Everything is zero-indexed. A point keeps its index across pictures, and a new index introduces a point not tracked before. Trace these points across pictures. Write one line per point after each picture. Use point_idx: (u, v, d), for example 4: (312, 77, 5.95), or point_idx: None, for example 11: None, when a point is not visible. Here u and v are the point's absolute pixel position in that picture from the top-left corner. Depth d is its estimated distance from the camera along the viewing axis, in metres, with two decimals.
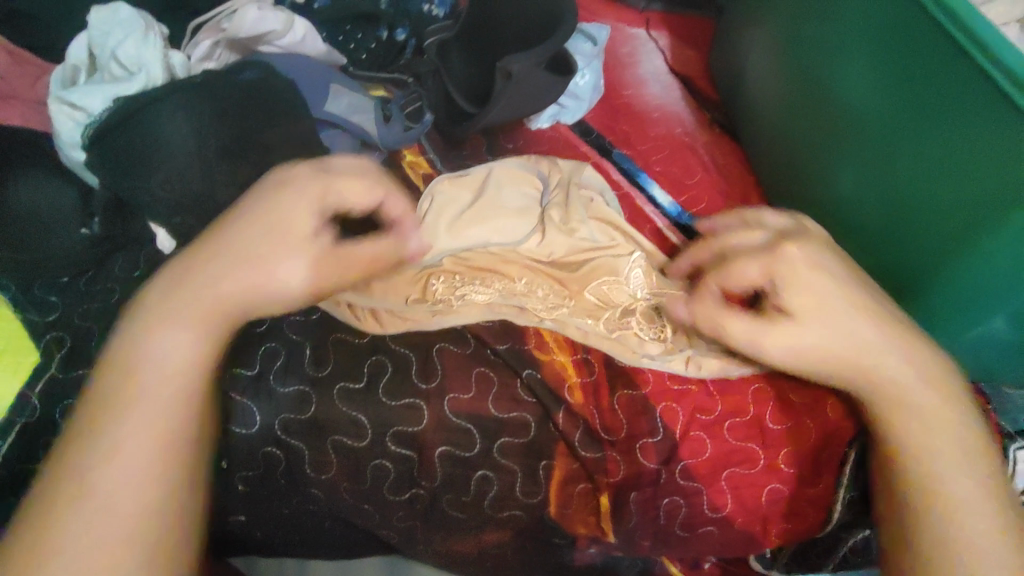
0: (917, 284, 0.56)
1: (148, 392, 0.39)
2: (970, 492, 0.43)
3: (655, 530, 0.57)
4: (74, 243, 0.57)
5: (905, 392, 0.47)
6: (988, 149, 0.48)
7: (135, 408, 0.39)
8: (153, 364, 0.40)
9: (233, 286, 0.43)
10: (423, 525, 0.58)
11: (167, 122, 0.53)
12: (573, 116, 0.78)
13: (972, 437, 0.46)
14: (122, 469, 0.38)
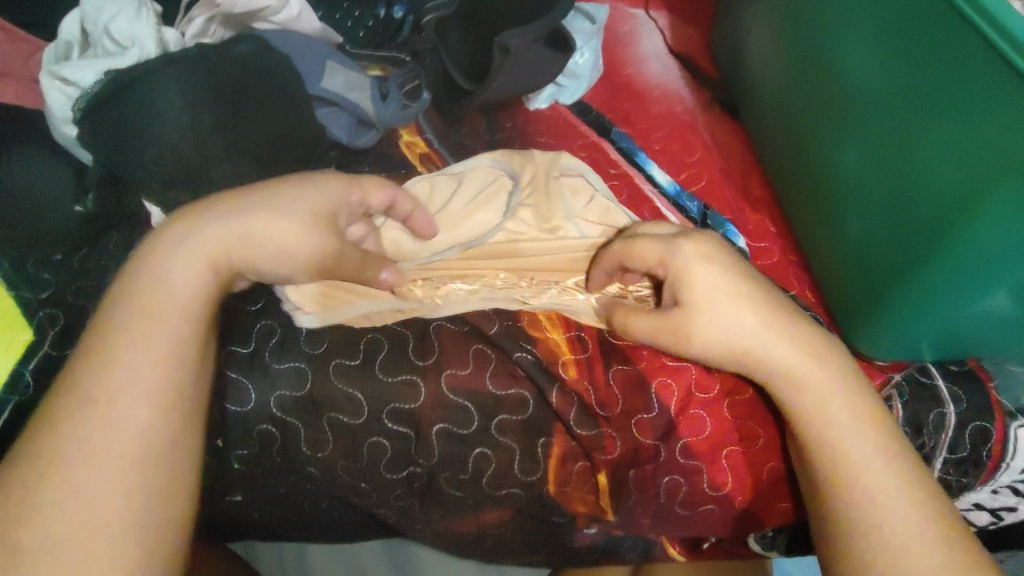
0: (918, 260, 0.55)
1: (155, 314, 0.41)
2: (906, 511, 0.43)
3: (654, 509, 0.57)
4: (66, 220, 0.57)
5: (824, 410, 0.47)
6: (986, 123, 0.48)
7: (133, 326, 0.40)
8: (142, 351, 0.39)
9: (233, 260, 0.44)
10: (421, 503, 0.57)
11: (159, 95, 0.52)
12: (571, 96, 0.77)
13: (881, 458, 0.45)
14: (114, 377, 0.39)
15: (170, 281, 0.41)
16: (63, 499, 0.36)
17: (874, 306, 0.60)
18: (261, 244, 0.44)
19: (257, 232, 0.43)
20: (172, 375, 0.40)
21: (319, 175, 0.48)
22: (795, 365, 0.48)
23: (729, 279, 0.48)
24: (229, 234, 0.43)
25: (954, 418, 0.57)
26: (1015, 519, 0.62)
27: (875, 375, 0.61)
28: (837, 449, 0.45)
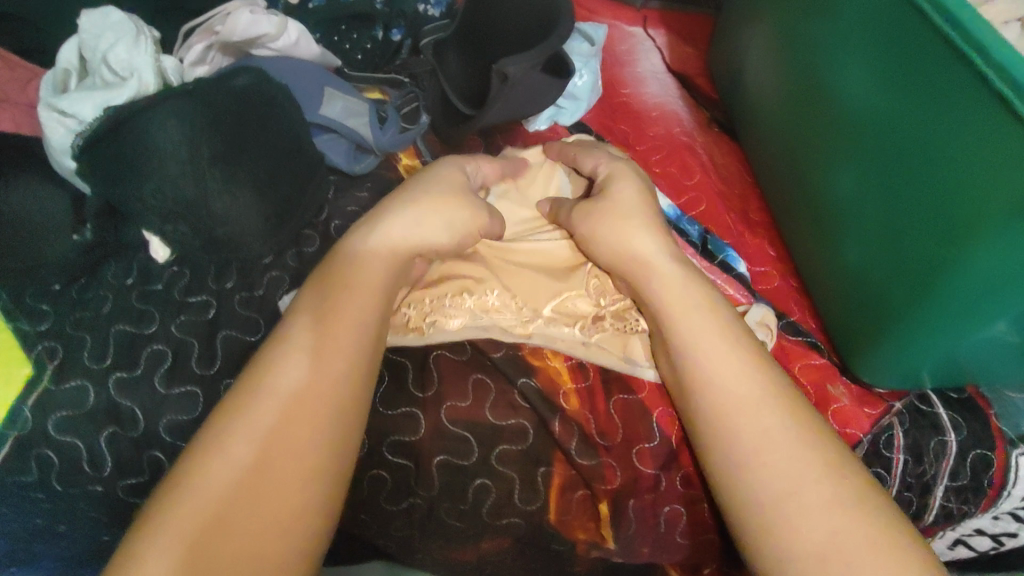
0: (915, 287, 0.55)
1: (329, 313, 0.43)
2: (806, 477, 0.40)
3: (655, 538, 0.56)
4: (66, 249, 0.57)
5: (718, 385, 0.44)
6: (978, 153, 0.48)
7: (320, 326, 0.42)
8: (283, 377, 0.40)
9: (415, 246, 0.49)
10: (420, 535, 0.56)
11: (157, 129, 0.52)
12: (570, 118, 0.77)
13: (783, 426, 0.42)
14: (285, 377, 0.40)
15: (335, 287, 0.45)
16: (193, 509, 0.34)
17: (874, 333, 0.60)
18: (398, 224, 0.48)
19: (386, 228, 0.48)
20: (341, 381, 0.41)
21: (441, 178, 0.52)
22: (691, 340, 0.46)
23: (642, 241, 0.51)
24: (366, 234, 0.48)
25: (955, 446, 0.57)
26: (1015, 544, 0.62)
27: (875, 403, 0.60)
28: (731, 424, 0.42)
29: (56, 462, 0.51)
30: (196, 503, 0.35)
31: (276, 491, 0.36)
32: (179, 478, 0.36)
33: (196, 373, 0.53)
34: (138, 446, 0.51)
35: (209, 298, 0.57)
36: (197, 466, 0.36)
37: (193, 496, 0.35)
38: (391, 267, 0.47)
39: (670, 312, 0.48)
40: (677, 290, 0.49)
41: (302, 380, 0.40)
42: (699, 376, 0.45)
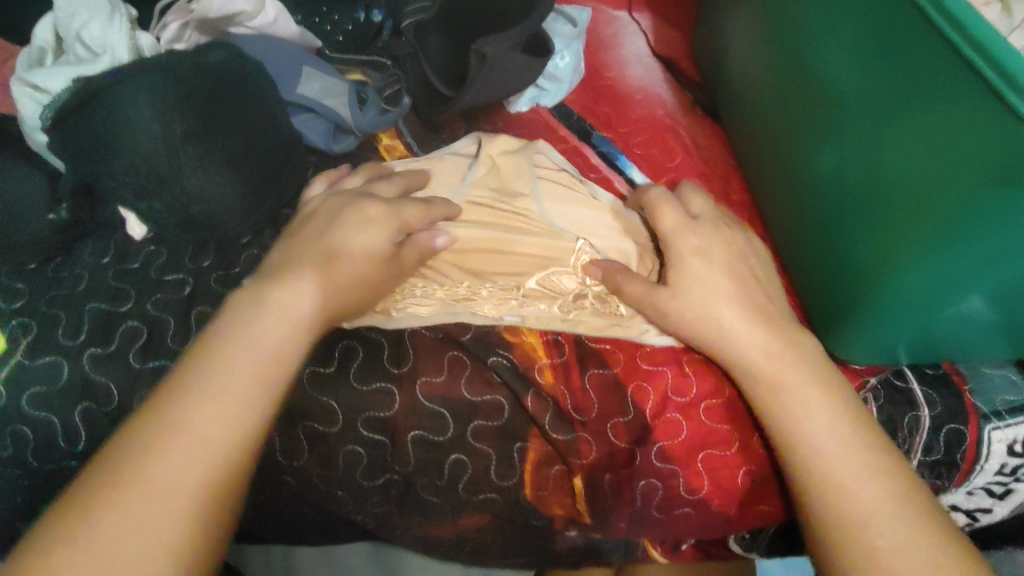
0: (886, 262, 0.56)
1: (269, 318, 0.43)
2: (863, 466, 0.44)
3: (630, 513, 0.57)
4: (41, 228, 0.56)
5: (780, 380, 0.48)
6: (952, 126, 0.49)
7: (254, 330, 0.42)
8: (245, 347, 0.42)
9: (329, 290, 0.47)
10: (398, 510, 0.57)
11: (129, 104, 0.52)
12: (553, 100, 0.77)
13: (842, 422, 0.46)
14: (223, 379, 0.40)
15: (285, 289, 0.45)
16: (110, 505, 0.35)
17: (848, 308, 0.60)
18: (343, 259, 0.48)
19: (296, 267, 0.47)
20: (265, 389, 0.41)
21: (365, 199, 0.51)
22: (770, 363, 0.49)
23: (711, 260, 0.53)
24: (313, 243, 0.48)
25: (928, 421, 0.58)
26: (991, 519, 0.63)
27: (851, 379, 0.60)
28: (801, 414, 0.47)
29: (31, 437, 0.51)
30: (166, 456, 0.37)
31: (235, 450, 0.39)
32: (138, 435, 0.37)
33: (171, 349, 0.53)
34: (113, 422, 0.51)
35: (185, 276, 0.57)
36: (165, 422, 0.38)
37: (162, 451, 0.37)
38: (343, 270, 0.47)
39: (705, 321, 0.51)
40: (699, 299, 0.51)
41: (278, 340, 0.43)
42: (761, 373, 0.49)
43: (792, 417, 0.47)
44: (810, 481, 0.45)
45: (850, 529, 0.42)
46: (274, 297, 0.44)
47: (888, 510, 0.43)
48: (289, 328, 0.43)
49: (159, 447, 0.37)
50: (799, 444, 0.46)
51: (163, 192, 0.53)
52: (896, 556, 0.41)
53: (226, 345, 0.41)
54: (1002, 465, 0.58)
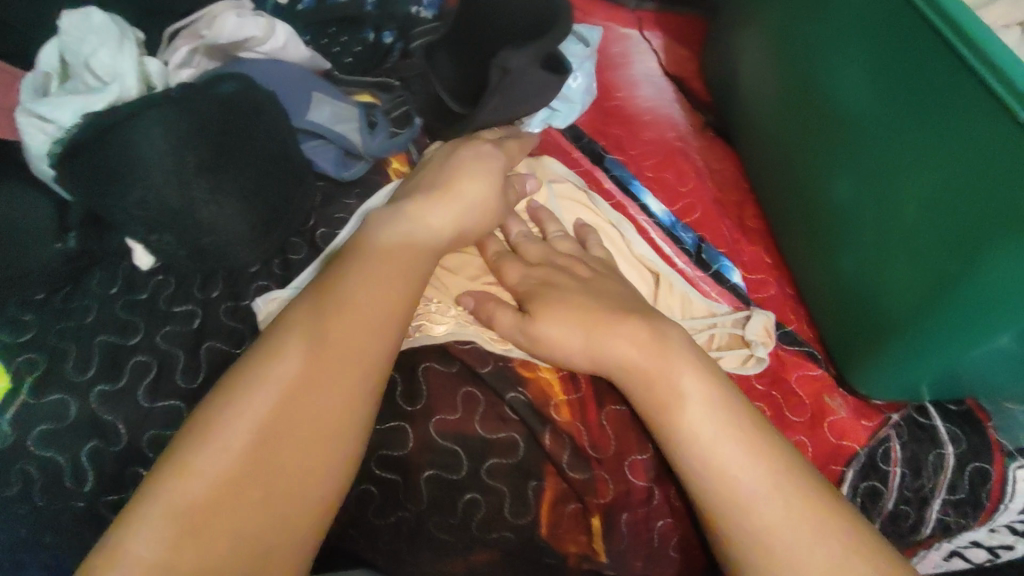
0: (914, 302, 0.54)
1: (336, 313, 0.41)
2: (811, 537, 0.39)
3: (648, 552, 0.55)
4: (47, 258, 0.55)
5: (717, 444, 0.42)
6: (981, 163, 0.47)
7: (315, 327, 0.41)
8: (265, 389, 0.38)
9: (414, 241, 0.47)
10: (408, 548, 0.53)
11: (142, 139, 0.51)
12: (564, 121, 0.76)
13: (778, 491, 0.41)
14: (269, 388, 0.38)
15: (339, 282, 0.43)
16: (162, 521, 0.34)
17: (876, 345, 0.58)
18: (410, 224, 0.48)
19: (375, 232, 0.47)
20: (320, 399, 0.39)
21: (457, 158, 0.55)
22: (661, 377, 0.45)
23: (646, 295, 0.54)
24: (442, 199, 0.50)
25: (952, 459, 0.56)
26: (1012, 556, 0.62)
27: (872, 415, 0.59)
28: (720, 472, 0.42)
29: (37, 477, 0.49)
30: (183, 501, 0.35)
31: (262, 499, 0.36)
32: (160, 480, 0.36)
33: (181, 386, 0.52)
34: (121, 461, 0.50)
35: (194, 308, 0.56)
36: (188, 470, 0.36)
37: (181, 499, 0.35)
38: (431, 253, 0.48)
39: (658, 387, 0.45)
40: (623, 345, 0.47)
41: (303, 381, 0.39)
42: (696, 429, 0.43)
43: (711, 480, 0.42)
44: (721, 510, 0.41)
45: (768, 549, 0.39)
46: (293, 316, 0.42)
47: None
48: (311, 359, 0.39)
49: (175, 493, 0.35)
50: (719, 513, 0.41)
51: (174, 224, 0.52)
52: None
53: (253, 386, 0.38)
54: None
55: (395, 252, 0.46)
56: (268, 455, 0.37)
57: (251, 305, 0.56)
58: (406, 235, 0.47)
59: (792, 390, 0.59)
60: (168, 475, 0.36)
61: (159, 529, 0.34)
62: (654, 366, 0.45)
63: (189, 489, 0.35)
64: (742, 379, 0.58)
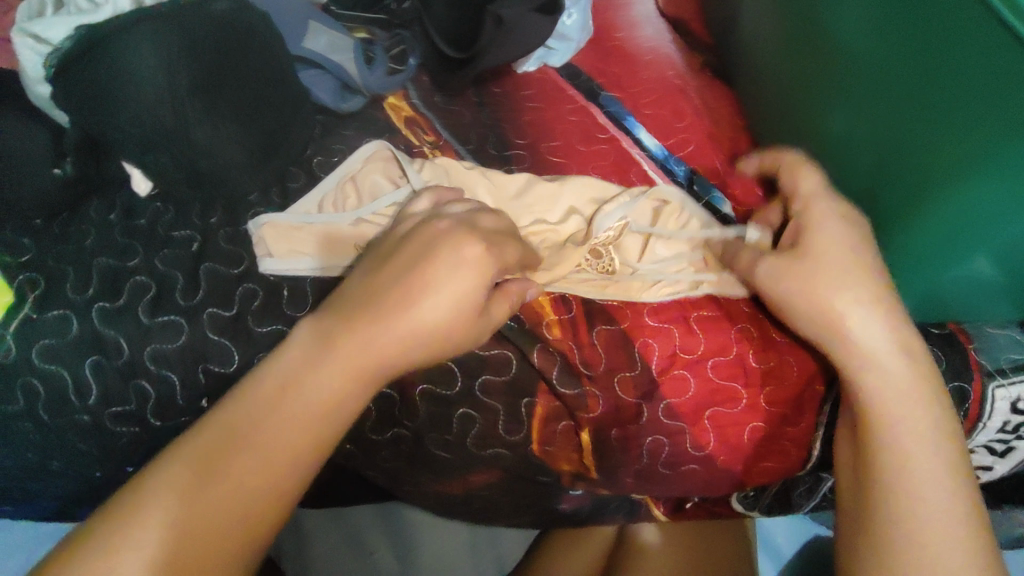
0: (908, 225, 0.57)
1: (329, 366, 0.43)
2: (943, 494, 0.47)
3: (636, 469, 0.58)
4: (45, 183, 0.55)
5: (877, 361, 0.51)
6: (963, 84, 0.47)
7: (309, 374, 0.43)
8: (252, 414, 0.41)
9: (417, 335, 0.45)
10: (408, 467, 0.59)
11: (133, 53, 0.50)
12: (561, 59, 0.76)
13: (931, 441, 0.49)
14: (266, 410, 0.42)
15: (334, 355, 0.43)
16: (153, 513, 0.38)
17: None
18: (396, 333, 0.45)
19: (381, 336, 0.44)
20: (309, 424, 0.42)
21: (448, 261, 0.46)
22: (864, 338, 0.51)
23: (840, 258, 0.53)
24: (418, 290, 0.45)
25: None
26: (990, 478, 0.64)
27: None
28: (887, 406, 0.50)
29: (41, 391, 0.51)
30: (196, 498, 0.39)
31: (244, 500, 0.40)
32: (161, 476, 0.39)
33: (181, 304, 0.53)
34: (123, 376, 0.52)
35: (193, 233, 0.57)
36: (182, 472, 0.39)
37: (168, 498, 0.39)
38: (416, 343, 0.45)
39: (857, 323, 0.52)
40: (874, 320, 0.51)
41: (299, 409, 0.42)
42: (874, 360, 0.51)
43: (882, 405, 0.50)
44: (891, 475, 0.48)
45: (926, 513, 0.46)
46: (298, 346, 0.44)
47: (961, 528, 0.46)
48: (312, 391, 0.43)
49: (161, 493, 0.39)
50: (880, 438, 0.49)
51: (169, 145, 0.53)
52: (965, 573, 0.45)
53: (243, 413, 0.41)
54: (1003, 422, 0.59)
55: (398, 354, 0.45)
56: (261, 465, 0.40)
57: (248, 230, 0.57)
58: (400, 350, 0.45)
59: None
60: (163, 474, 0.39)
61: (148, 521, 0.38)
62: (864, 324, 0.51)
63: (183, 488, 0.39)
64: (730, 304, 0.60)
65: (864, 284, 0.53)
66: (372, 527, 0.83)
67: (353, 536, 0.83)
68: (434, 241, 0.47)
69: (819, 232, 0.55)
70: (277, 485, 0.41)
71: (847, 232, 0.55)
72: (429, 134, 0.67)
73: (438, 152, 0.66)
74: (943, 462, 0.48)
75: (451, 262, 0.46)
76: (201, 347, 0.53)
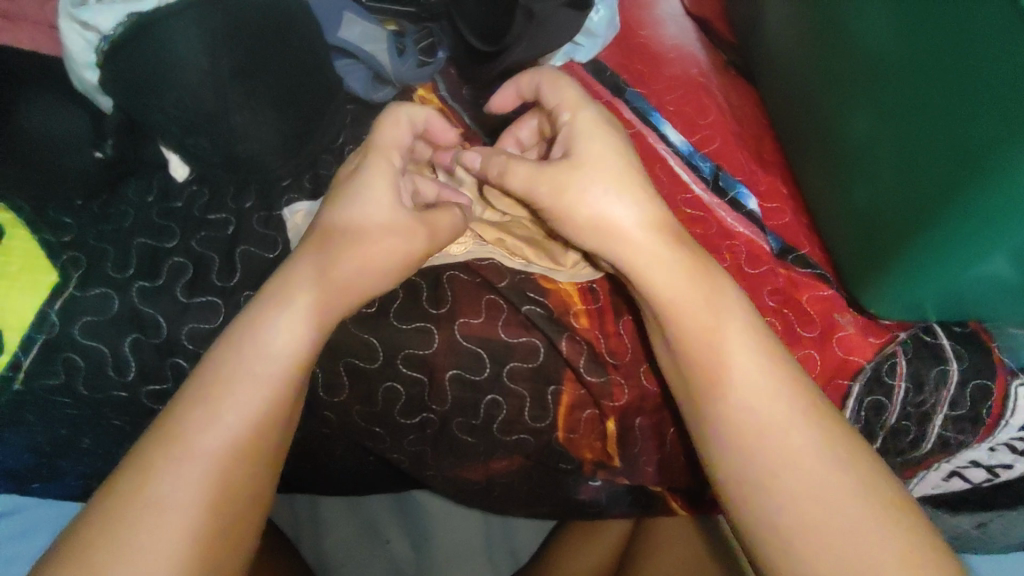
0: (915, 228, 0.55)
1: (250, 361, 0.43)
2: (821, 464, 0.43)
3: (658, 458, 0.60)
4: (87, 163, 0.58)
5: (690, 298, 0.48)
6: (989, 87, 0.47)
7: (235, 374, 0.43)
8: (239, 396, 0.42)
9: (370, 261, 0.48)
10: (434, 450, 0.60)
11: (178, 39, 0.51)
12: (586, 56, 0.77)
13: (792, 416, 0.45)
14: (208, 410, 0.41)
15: (307, 307, 0.45)
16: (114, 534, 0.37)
17: (882, 265, 0.59)
18: (355, 259, 0.48)
19: (341, 265, 0.47)
20: (251, 410, 0.42)
21: (355, 189, 0.51)
22: (670, 293, 0.48)
23: (598, 192, 0.49)
24: (341, 215, 0.50)
25: (956, 375, 0.58)
26: (1010, 477, 0.64)
27: (880, 333, 0.61)
28: (703, 335, 0.47)
29: (81, 365, 0.53)
30: (165, 507, 0.38)
31: (206, 494, 0.40)
32: (115, 498, 0.39)
33: (217, 285, 0.55)
34: (161, 353, 0.53)
35: (229, 216, 0.58)
36: (143, 472, 0.39)
37: (186, 476, 0.40)
38: (376, 262, 0.49)
39: (637, 264, 0.49)
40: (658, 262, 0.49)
41: (248, 400, 0.42)
42: (673, 303, 0.48)
43: (684, 341, 0.48)
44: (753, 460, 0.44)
45: (785, 494, 0.43)
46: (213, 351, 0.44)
47: (829, 463, 0.43)
48: (252, 384, 0.43)
49: (178, 474, 0.40)
50: (716, 374, 0.46)
51: (208, 128, 0.54)
52: (814, 507, 0.42)
53: (220, 387, 0.42)
54: None
55: (363, 280, 0.48)
56: (220, 458, 0.41)
57: (282, 215, 0.59)
58: (364, 270, 0.48)
59: (801, 309, 0.62)
60: (167, 457, 0.40)
61: (170, 503, 0.39)
62: (648, 237, 0.49)
63: (153, 500, 0.38)
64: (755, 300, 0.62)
65: (626, 205, 0.49)
66: (385, 515, 0.85)
67: (368, 522, 0.84)
68: (346, 197, 0.50)
69: (586, 138, 0.51)
70: (242, 462, 0.41)
71: (606, 146, 0.51)
72: (458, 127, 0.69)
73: (466, 144, 0.67)
74: (797, 403, 0.45)
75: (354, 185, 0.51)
76: None
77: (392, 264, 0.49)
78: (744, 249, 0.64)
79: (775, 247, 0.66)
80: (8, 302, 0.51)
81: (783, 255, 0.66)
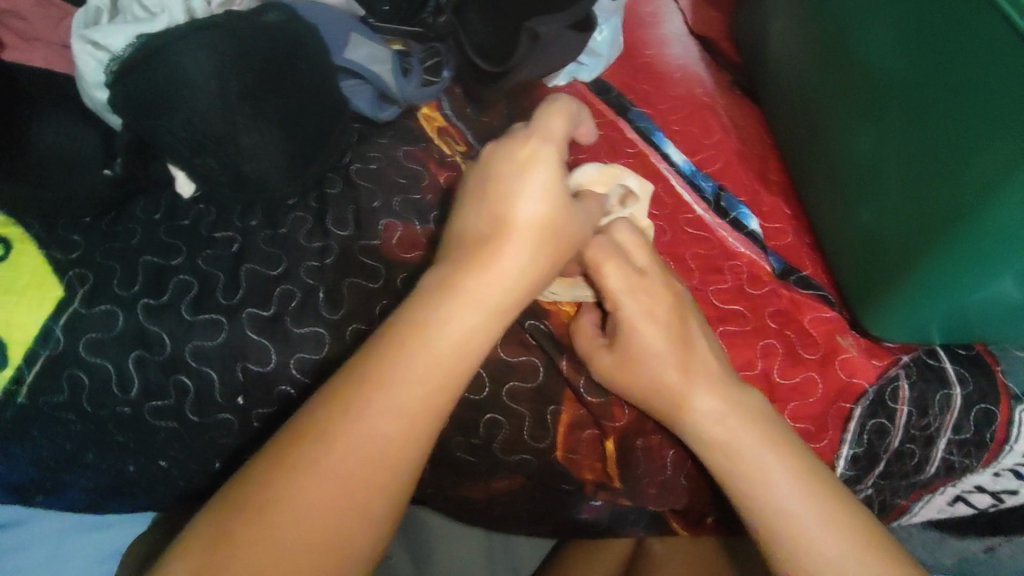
0: (917, 252, 0.56)
1: (395, 390, 0.40)
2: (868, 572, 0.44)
3: (660, 481, 0.59)
4: (96, 182, 0.57)
5: (734, 438, 0.48)
6: (991, 117, 0.48)
7: (380, 395, 0.39)
8: (387, 417, 0.39)
9: (510, 271, 0.44)
10: (432, 469, 0.60)
11: (189, 61, 0.52)
12: (591, 74, 0.78)
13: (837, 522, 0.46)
14: (348, 434, 0.38)
15: (458, 331, 0.42)
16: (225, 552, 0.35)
17: (881, 284, 0.59)
18: (503, 268, 0.44)
19: (483, 275, 0.44)
20: (389, 443, 0.39)
21: (527, 165, 0.47)
22: (731, 411, 0.49)
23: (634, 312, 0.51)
24: (509, 198, 0.46)
25: (959, 400, 0.59)
26: (1015, 502, 0.64)
27: (883, 355, 0.61)
28: (745, 475, 0.47)
29: (86, 383, 0.54)
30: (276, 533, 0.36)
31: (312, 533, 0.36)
32: (231, 513, 0.36)
33: (222, 303, 0.55)
34: (164, 369, 0.54)
35: (234, 234, 0.59)
36: (256, 488, 0.37)
37: (305, 496, 0.37)
38: (518, 274, 0.45)
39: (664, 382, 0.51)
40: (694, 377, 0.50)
41: (387, 430, 0.39)
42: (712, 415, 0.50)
43: (723, 446, 0.49)
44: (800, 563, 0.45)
45: None
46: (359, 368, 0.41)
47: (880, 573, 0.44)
48: (399, 414, 0.39)
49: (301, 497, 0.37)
50: (756, 498, 0.47)
51: (218, 150, 0.55)
52: None
53: (347, 432, 0.38)
54: None
55: (508, 291, 0.44)
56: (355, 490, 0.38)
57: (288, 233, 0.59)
58: (509, 281, 0.44)
59: (802, 329, 0.62)
60: (278, 484, 0.37)
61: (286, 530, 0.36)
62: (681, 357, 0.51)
63: (267, 525, 0.36)
64: (756, 320, 0.61)
65: (660, 321, 0.51)
66: None
67: None
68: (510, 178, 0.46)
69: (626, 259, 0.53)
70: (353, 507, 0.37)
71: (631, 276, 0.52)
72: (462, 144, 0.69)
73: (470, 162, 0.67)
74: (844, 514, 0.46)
75: (524, 161, 0.47)
76: (241, 344, 0.54)
77: (542, 270, 0.46)
78: (744, 269, 0.65)
79: (777, 268, 0.66)
80: (16, 317, 0.54)
81: (784, 276, 0.66)
